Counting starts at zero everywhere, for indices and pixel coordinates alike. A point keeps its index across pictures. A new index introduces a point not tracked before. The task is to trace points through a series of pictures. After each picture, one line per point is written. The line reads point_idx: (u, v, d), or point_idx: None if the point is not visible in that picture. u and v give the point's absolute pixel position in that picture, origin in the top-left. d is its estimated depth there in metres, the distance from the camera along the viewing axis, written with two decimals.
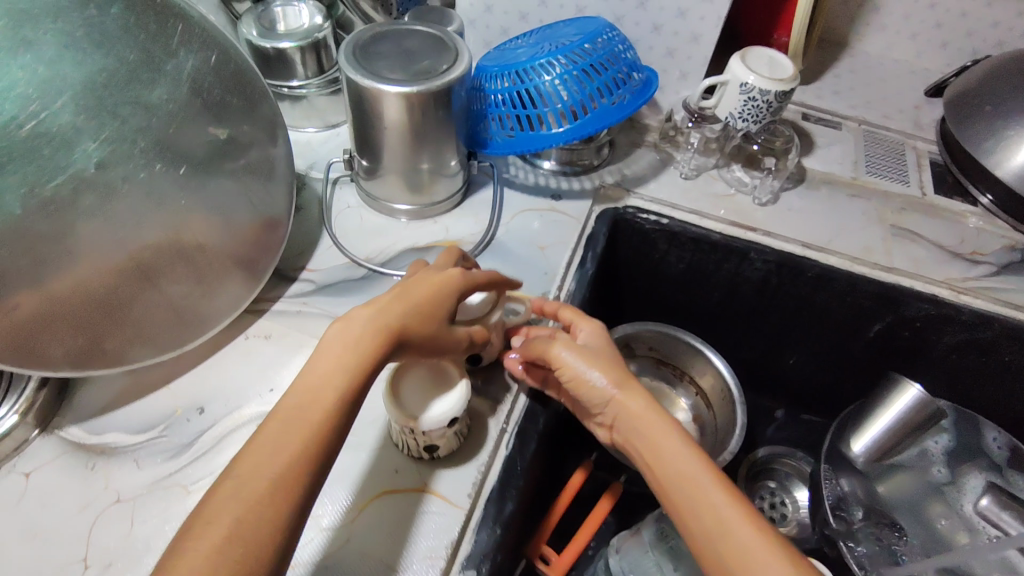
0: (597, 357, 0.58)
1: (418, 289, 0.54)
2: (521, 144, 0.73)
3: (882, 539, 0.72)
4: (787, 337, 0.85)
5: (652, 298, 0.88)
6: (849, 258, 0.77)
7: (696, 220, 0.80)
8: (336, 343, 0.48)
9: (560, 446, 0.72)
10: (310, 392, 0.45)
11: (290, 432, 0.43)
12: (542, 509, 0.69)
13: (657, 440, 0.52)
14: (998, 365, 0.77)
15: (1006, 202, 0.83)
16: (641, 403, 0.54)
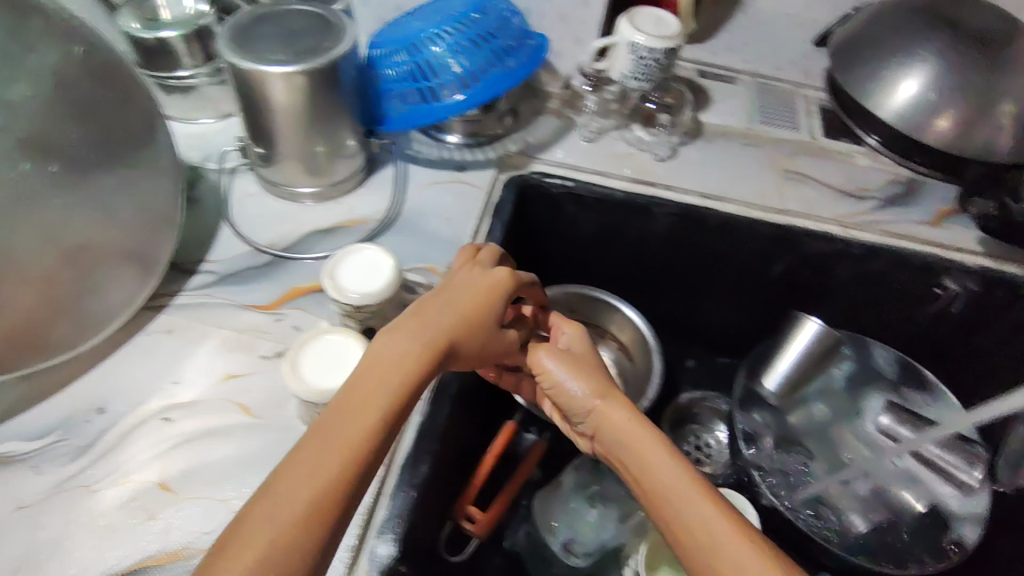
0: (584, 368, 0.59)
1: (462, 297, 0.55)
2: (418, 117, 0.72)
3: (787, 465, 0.79)
4: (700, 287, 0.89)
5: (567, 261, 0.90)
6: (744, 205, 0.81)
7: (601, 181, 0.82)
8: (380, 350, 0.48)
9: (479, 410, 0.73)
10: (354, 407, 0.44)
11: (332, 449, 0.42)
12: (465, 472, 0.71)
13: (642, 451, 0.51)
14: (891, 292, 0.82)
15: (890, 141, 0.88)
16: (627, 413, 0.54)
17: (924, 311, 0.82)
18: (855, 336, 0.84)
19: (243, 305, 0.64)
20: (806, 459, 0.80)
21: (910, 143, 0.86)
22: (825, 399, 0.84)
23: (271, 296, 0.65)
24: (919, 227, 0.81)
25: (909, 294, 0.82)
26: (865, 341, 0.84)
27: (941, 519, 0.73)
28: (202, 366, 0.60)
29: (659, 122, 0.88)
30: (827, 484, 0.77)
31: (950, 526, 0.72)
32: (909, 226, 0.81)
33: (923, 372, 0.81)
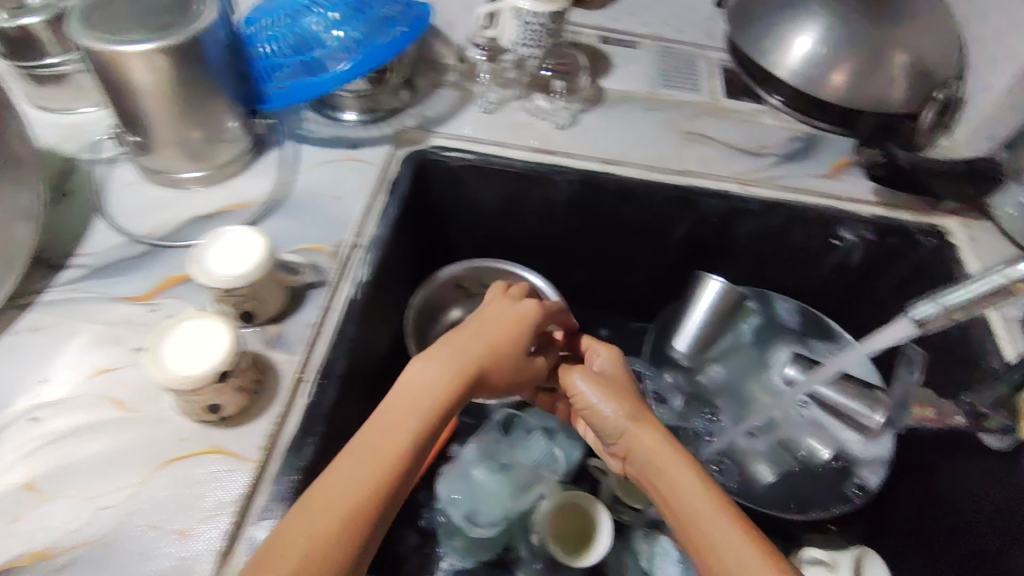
0: (611, 389, 0.63)
1: (495, 328, 0.62)
2: (306, 90, 0.69)
3: (695, 423, 0.82)
4: (609, 253, 0.89)
5: (477, 235, 0.89)
6: (644, 169, 0.81)
7: (499, 152, 0.81)
8: (417, 376, 0.55)
9: (377, 389, 0.73)
10: (393, 427, 0.51)
11: (373, 461, 0.49)
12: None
13: (667, 469, 0.55)
14: (791, 247, 0.83)
15: (792, 99, 0.86)
16: (654, 435, 0.58)
17: (826, 263, 0.84)
18: (759, 291, 0.87)
19: (116, 297, 0.64)
20: (712, 416, 0.83)
21: (812, 101, 0.84)
22: (734, 355, 0.86)
23: (145, 287, 0.64)
24: (815, 180, 0.82)
25: (810, 248, 0.83)
26: (768, 295, 0.87)
27: (847, 466, 0.75)
28: (74, 362, 0.59)
29: (556, 88, 0.87)
30: (733, 437, 0.80)
31: (853, 471, 0.75)
32: (806, 180, 0.82)
33: (827, 323, 0.84)
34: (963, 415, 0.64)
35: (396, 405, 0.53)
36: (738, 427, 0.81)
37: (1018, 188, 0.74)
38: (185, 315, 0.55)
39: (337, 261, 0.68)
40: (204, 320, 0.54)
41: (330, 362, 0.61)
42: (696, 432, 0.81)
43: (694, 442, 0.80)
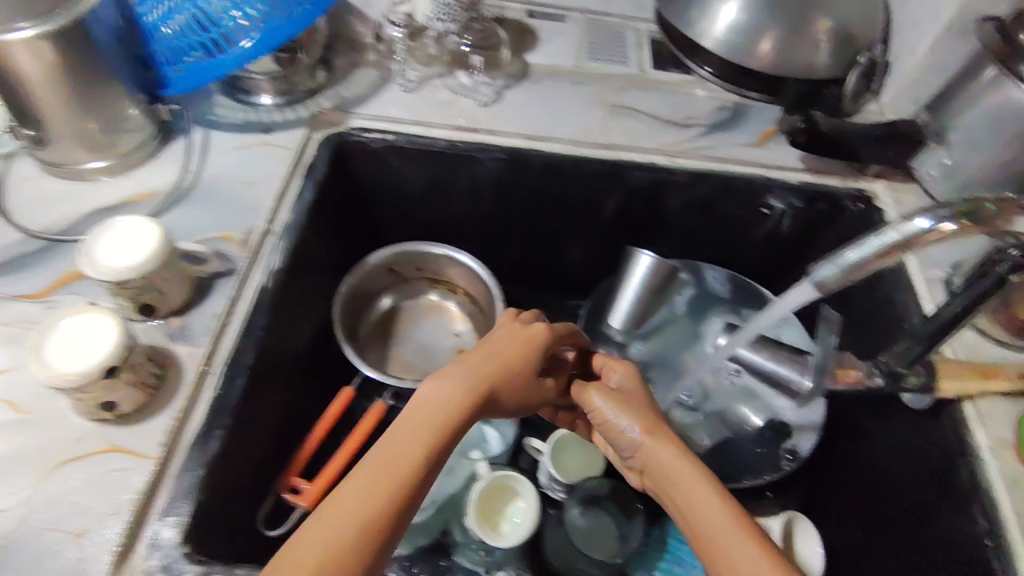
0: (629, 407, 0.60)
1: (513, 348, 0.58)
2: (212, 70, 0.67)
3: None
4: (542, 230, 0.87)
5: (406, 217, 0.87)
6: (571, 143, 0.79)
7: (420, 131, 0.79)
8: (435, 394, 0.51)
9: (305, 378, 0.72)
10: (413, 447, 0.47)
11: (387, 476, 0.45)
12: (292, 442, 0.69)
13: (684, 488, 0.54)
14: (721, 217, 0.83)
15: (719, 68, 0.82)
16: (669, 452, 0.56)
17: (757, 232, 0.84)
18: (689, 261, 0.86)
19: (13, 295, 0.61)
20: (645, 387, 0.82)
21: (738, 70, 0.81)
22: (668, 329, 0.86)
23: (43, 283, 0.62)
24: (743, 149, 0.81)
25: (740, 217, 0.82)
26: (698, 264, 0.86)
27: (781, 432, 0.75)
28: None
29: (473, 64, 0.85)
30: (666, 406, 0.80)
31: (788, 436, 0.74)
32: (734, 149, 0.81)
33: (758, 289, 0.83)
34: (879, 377, 0.61)
35: (412, 415, 0.49)
36: (671, 396, 0.81)
37: (937, 149, 0.74)
38: (68, 312, 0.54)
39: (246, 249, 0.66)
40: (87, 316, 0.53)
41: (237, 353, 0.60)
42: None
43: None
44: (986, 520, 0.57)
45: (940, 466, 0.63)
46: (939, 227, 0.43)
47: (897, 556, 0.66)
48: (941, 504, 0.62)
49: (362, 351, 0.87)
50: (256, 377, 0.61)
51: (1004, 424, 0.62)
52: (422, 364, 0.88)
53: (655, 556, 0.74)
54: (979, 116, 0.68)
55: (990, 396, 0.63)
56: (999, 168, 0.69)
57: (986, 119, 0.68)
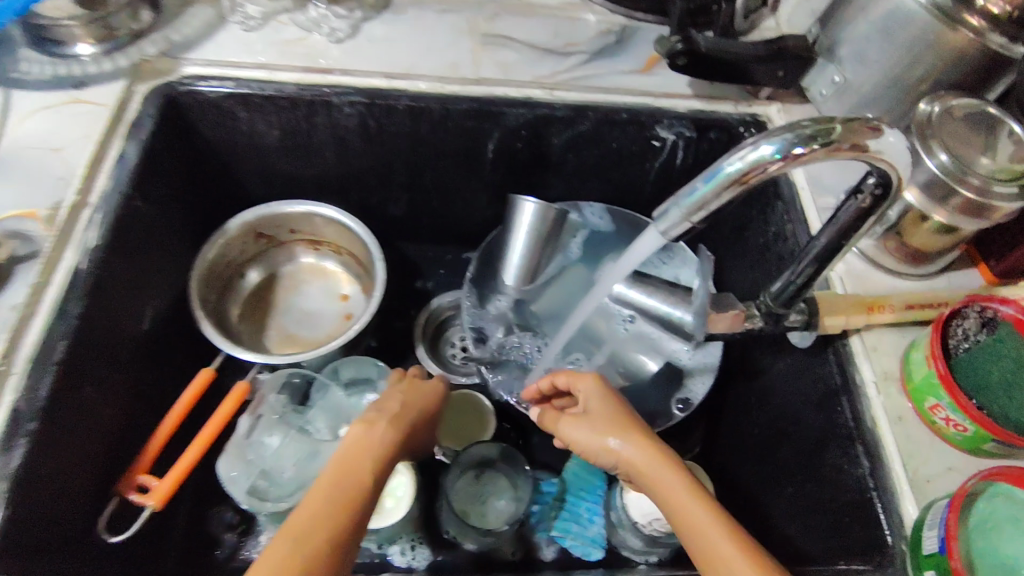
0: (603, 419, 0.56)
1: (415, 398, 0.60)
2: None
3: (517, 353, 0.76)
4: (421, 180, 0.80)
5: (267, 174, 0.78)
6: (437, 81, 0.71)
7: (264, 76, 0.69)
8: (360, 437, 0.53)
9: (149, 366, 0.65)
10: (352, 483, 0.49)
11: (337, 502, 0.47)
12: (138, 436, 0.63)
13: (663, 492, 0.50)
14: (610, 152, 0.76)
15: None
16: (647, 454, 0.52)
17: (650, 166, 0.78)
18: (567, 202, 0.81)
19: None
20: (539, 342, 0.76)
21: None
22: (561, 279, 0.79)
23: None
24: (627, 77, 0.75)
25: (631, 151, 0.76)
26: (575, 204, 0.81)
27: (677, 375, 0.73)
28: None
29: None
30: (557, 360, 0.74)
31: (685, 382, 0.72)
32: (616, 78, 0.74)
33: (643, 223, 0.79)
34: (759, 318, 0.56)
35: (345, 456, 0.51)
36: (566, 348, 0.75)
37: (827, 64, 0.68)
38: None
39: (51, 228, 0.58)
40: None
41: (41, 345, 0.53)
42: (520, 362, 0.75)
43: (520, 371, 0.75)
44: (868, 461, 0.55)
45: (827, 406, 0.60)
46: (788, 152, 0.38)
47: (789, 498, 0.64)
48: (827, 445, 0.59)
49: (234, 329, 0.79)
50: (68, 372, 0.54)
51: (892, 357, 0.58)
52: (303, 333, 0.81)
53: (552, 514, 0.71)
54: (866, 26, 0.62)
55: (878, 329, 0.59)
56: (889, 83, 0.64)
57: (874, 28, 0.62)
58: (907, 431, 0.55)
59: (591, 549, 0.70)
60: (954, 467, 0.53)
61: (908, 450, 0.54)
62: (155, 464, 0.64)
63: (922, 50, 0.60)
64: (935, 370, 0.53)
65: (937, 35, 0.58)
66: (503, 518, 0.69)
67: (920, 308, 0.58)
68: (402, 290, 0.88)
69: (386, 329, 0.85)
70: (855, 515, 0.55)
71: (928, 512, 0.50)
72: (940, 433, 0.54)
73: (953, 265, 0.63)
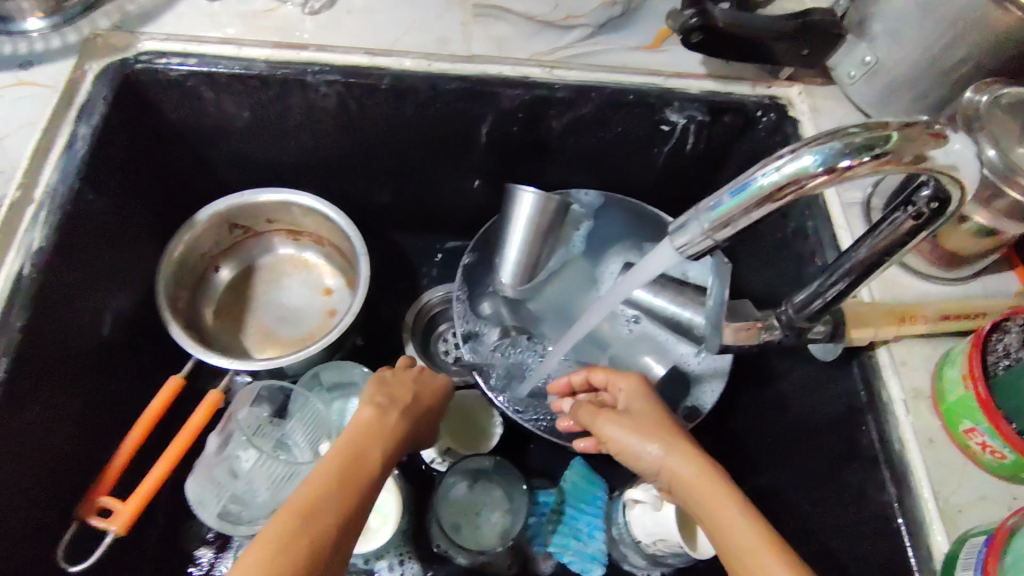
0: (648, 424, 0.51)
1: (428, 381, 0.59)
2: None
3: (510, 355, 0.71)
4: (408, 166, 0.74)
5: (240, 159, 0.72)
6: (423, 57, 0.64)
7: (231, 52, 0.62)
8: (373, 422, 0.51)
9: (111, 376, 0.60)
10: (362, 471, 0.47)
11: (354, 467, 0.47)
12: (101, 453, 0.58)
13: (712, 511, 0.44)
14: (615, 137, 0.70)
15: None
16: (695, 468, 0.47)
17: (658, 152, 0.71)
18: (569, 192, 0.74)
19: None
20: (536, 347, 0.71)
21: None
22: (562, 276, 0.73)
23: None
24: (634, 54, 0.67)
25: (637, 136, 0.70)
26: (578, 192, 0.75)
27: (684, 381, 0.67)
28: None
29: None
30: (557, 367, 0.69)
31: (694, 388, 0.67)
32: (622, 55, 0.67)
33: (654, 215, 0.72)
34: (778, 329, 0.51)
35: (362, 427, 0.51)
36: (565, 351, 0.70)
37: (857, 43, 0.61)
38: None
39: None
40: None
41: None
42: (515, 368, 0.70)
43: (516, 378, 0.70)
44: (896, 487, 0.50)
45: (849, 423, 0.55)
46: (834, 165, 0.32)
47: (805, 516, 0.60)
48: (849, 465, 0.55)
49: (210, 331, 0.74)
50: (11, 394, 0.48)
51: (922, 372, 0.53)
52: (284, 331, 0.75)
53: (550, 528, 0.66)
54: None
55: (907, 340, 0.54)
56: (927, 64, 0.57)
57: (913, 3, 0.55)
58: (937, 455, 0.50)
59: (589, 566, 0.65)
60: (989, 496, 0.48)
61: (939, 477, 0.49)
62: (121, 482, 0.59)
63: (967, 28, 0.53)
64: (975, 393, 0.47)
65: (983, 12, 0.52)
66: (499, 533, 0.64)
67: (954, 319, 0.53)
68: (391, 283, 0.82)
69: (374, 325, 0.79)
70: (881, 543, 0.51)
71: (961, 547, 0.46)
72: (973, 458, 0.49)
73: (989, 268, 0.58)
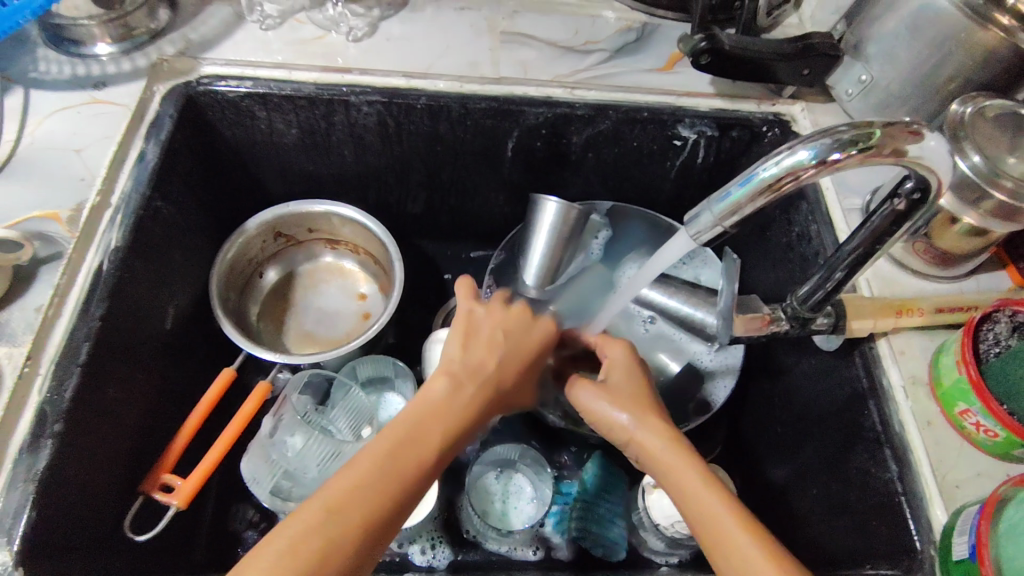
0: (622, 395, 0.55)
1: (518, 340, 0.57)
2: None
3: None
4: (439, 179, 0.80)
5: (285, 172, 0.78)
6: (456, 79, 0.71)
7: (282, 75, 0.69)
8: (442, 401, 0.51)
9: (170, 366, 0.66)
10: (410, 462, 0.47)
11: (398, 458, 0.47)
12: (160, 436, 0.64)
13: (675, 477, 0.49)
14: (632, 151, 0.75)
15: None
16: (661, 439, 0.51)
17: (671, 165, 0.77)
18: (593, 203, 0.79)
19: None
20: None
21: None
22: (582, 279, 0.78)
23: None
24: (648, 76, 0.73)
25: (652, 150, 0.75)
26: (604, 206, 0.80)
27: (699, 376, 0.72)
28: None
29: None
30: None
31: (707, 382, 0.71)
32: (637, 76, 0.73)
33: (669, 223, 0.78)
34: (785, 321, 0.56)
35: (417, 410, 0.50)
36: None
37: (854, 63, 0.67)
38: None
39: (74, 230, 0.58)
40: None
41: (61, 351, 0.52)
42: None
43: None
44: (896, 465, 0.54)
45: (853, 408, 0.59)
46: (826, 158, 0.37)
47: (813, 500, 0.63)
48: (854, 447, 0.59)
49: (254, 329, 0.80)
50: (89, 376, 0.54)
51: (920, 360, 0.58)
52: (321, 332, 0.81)
53: (573, 515, 0.70)
54: (895, 23, 0.61)
55: (905, 332, 0.59)
56: (918, 81, 0.63)
57: (903, 26, 0.61)
58: (935, 436, 0.54)
59: (612, 550, 0.68)
60: (983, 472, 0.53)
61: (937, 455, 0.53)
62: (178, 463, 0.64)
63: (952, 48, 0.59)
64: (967, 375, 0.51)
65: (968, 33, 0.57)
66: (527, 519, 0.69)
67: (948, 312, 0.58)
68: (421, 289, 0.88)
69: (405, 327, 0.84)
70: (883, 519, 0.55)
71: (957, 517, 0.50)
72: (969, 438, 0.53)
73: (982, 267, 0.62)
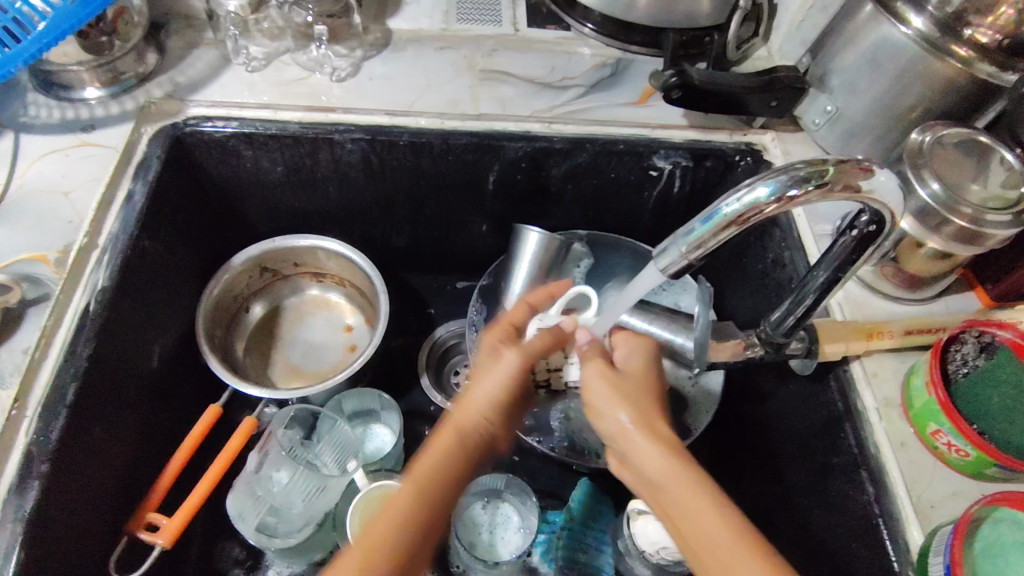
0: (630, 392, 0.51)
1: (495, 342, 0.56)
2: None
3: None
4: (423, 212, 0.81)
5: (272, 209, 0.79)
6: (437, 117, 0.73)
7: (268, 115, 0.71)
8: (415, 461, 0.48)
9: (156, 404, 0.66)
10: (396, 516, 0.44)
11: (388, 511, 0.45)
12: (146, 475, 0.64)
13: (670, 489, 0.45)
14: (610, 182, 0.78)
15: (606, 27, 0.79)
16: (658, 454, 0.47)
17: (648, 195, 0.79)
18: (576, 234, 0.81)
19: None
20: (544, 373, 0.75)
21: (623, 24, 0.78)
22: None
23: None
24: (623, 110, 0.76)
25: (629, 181, 0.77)
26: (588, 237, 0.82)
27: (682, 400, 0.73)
28: None
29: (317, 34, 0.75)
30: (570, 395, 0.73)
31: (690, 408, 0.72)
32: (613, 111, 0.76)
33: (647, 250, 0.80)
34: (759, 346, 0.57)
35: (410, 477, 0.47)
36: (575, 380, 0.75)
37: (819, 95, 0.69)
38: None
39: (61, 271, 0.59)
40: None
41: (47, 391, 0.53)
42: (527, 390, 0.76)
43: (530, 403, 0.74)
44: (873, 487, 0.55)
45: (831, 431, 0.60)
46: (783, 194, 0.39)
47: (796, 523, 0.64)
48: (834, 470, 0.59)
49: (241, 364, 0.80)
50: (77, 415, 0.54)
51: (892, 382, 0.59)
52: (308, 366, 0.81)
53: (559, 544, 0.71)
54: (856, 56, 0.64)
55: (876, 355, 0.60)
56: (882, 111, 0.65)
57: (863, 59, 0.63)
58: (909, 457, 0.55)
59: None
60: (958, 491, 0.54)
61: (912, 475, 0.54)
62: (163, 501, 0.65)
63: (911, 79, 0.61)
64: (936, 396, 0.53)
65: (925, 65, 0.60)
66: (513, 548, 0.69)
67: (917, 334, 0.59)
68: (408, 320, 0.89)
69: (392, 359, 0.85)
70: (863, 542, 0.56)
71: (932, 538, 0.50)
72: (942, 458, 0.55)
73: (950, 289, 0.64)
